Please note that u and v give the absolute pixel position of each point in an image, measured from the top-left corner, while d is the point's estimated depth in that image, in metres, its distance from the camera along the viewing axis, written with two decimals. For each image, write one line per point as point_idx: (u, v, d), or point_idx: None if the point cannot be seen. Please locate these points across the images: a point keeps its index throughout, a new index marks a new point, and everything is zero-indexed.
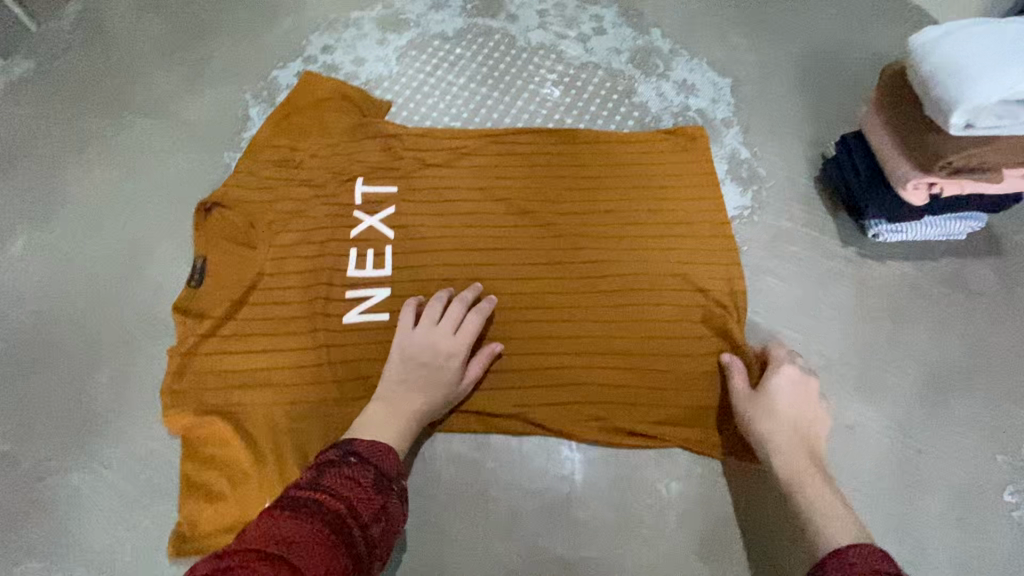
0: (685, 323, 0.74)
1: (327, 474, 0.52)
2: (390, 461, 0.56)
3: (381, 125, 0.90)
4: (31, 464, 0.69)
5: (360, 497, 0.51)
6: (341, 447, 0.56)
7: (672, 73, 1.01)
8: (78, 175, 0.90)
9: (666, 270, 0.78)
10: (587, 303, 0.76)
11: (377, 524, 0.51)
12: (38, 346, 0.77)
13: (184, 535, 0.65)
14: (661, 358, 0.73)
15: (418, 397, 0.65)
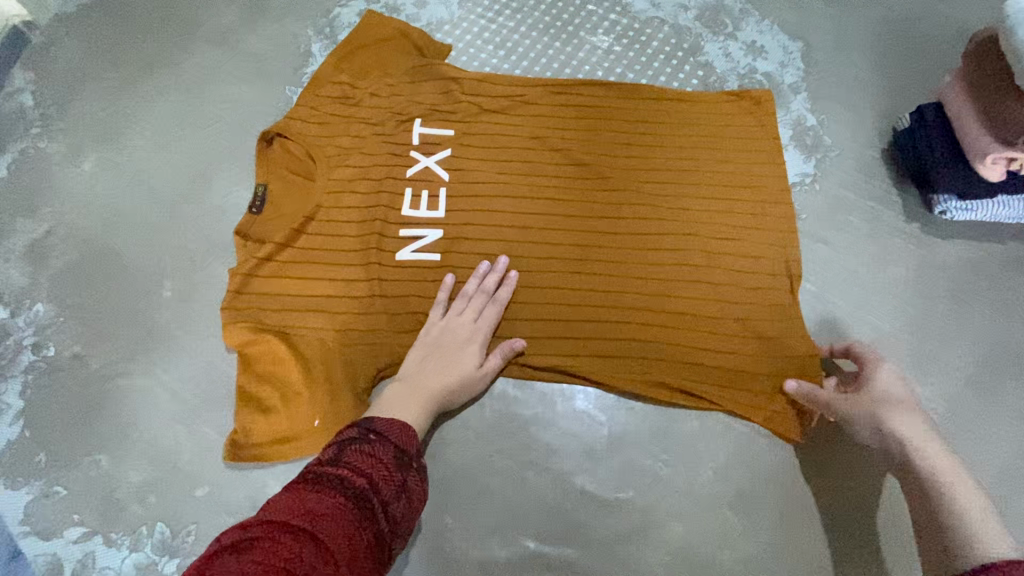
0: (738, 287, 0.74)
1: (347, 451, 0.51)
2: (410, 438, 0.55)
3: (441, 67, 0.89)
4: (101, 365, 0.74)
5: (380, 472, 0.50)
6: (360, 425, 0.55)
7: (740, 33, 0.97)
8: (146, 100, 0.93)
9: (722, 233, 0.77)
10: (639, 260, 0.75)
11: (399, 502, 0.51)
12: (107, 258, 0.81)
13: (238, 442, 0.68)
14: (709, 319, 0.72)
15: (438, 378, 0.67)
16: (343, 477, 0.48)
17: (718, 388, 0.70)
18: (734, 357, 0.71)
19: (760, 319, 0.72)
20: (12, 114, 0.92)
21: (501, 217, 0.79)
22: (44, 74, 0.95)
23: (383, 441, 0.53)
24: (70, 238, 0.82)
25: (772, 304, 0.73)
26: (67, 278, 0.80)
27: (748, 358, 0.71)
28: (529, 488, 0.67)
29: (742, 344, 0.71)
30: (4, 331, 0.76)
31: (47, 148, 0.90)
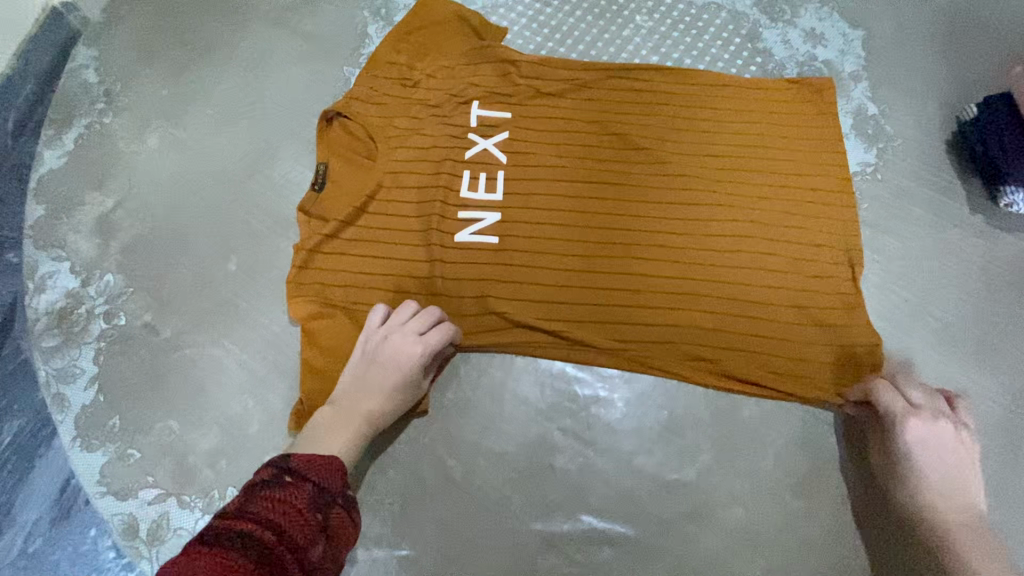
0: (799, 278, 0.73)
1: (256, 499, 0.52)
2: (331, 474, 0.57)
3: (499, 49, 0.88)
4: (172, 335, 0.76)
5: (297, 516, 0.51)
6: (275, 466, 0.56)
7: (799, 20, 0.96)
8: (207, 78, 0.95)
9: (783, 222, 0.76)
10: (698, 249, 0.74)
11: (318, 544, 0.52)
12: (174, 232, 0.83)
13: (302, 411, 0.70)
14: (770, 311, 0.72)
15: (369, 398, 0.66)
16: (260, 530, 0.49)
17: (778, 377, 0.70)
18: (797, 347, 0.70)
19: (823, 310, 0.72)
20: (78, 89, 0.94)
21: (558, 200, 0.78)
22: (106, 50, 0.97)
23: (300, 481, 0.55)
24: (137, 212, 0.84)
25: (836, 296, 0.72)
26: (136, 250, 0.82)
27: (811, 347, 0.70)
28: (590, 467, 0.69)
29: (804, 335, 0.71)
30: (78, 299, 0.79)
31: (112, 123, 0.92)
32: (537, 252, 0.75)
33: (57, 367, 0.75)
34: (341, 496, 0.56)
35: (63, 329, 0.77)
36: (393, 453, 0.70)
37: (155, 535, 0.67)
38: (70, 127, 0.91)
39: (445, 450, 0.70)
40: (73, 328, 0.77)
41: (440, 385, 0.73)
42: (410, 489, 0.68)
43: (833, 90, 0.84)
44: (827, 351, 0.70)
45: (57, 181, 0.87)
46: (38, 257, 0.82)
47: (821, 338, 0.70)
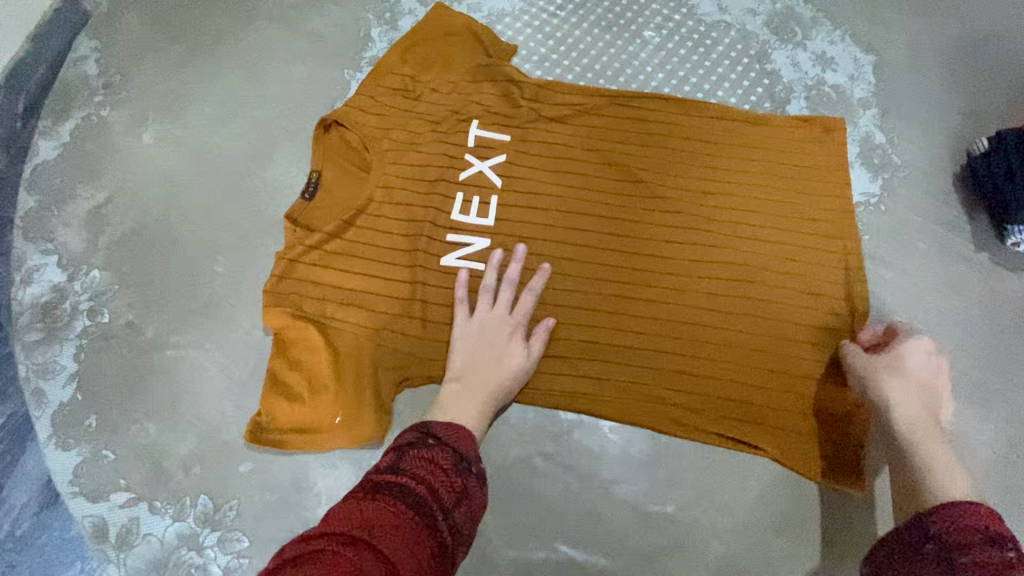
0: (791, 325, 0.72)
1: (409, 457, 0.52)
2: (470, 443, 0.57)
3: (503, 67, 0.87)
4: (154, 335, 0.75)
5: (440, 478, 0.51)
6: (419, 429, 0.56)
7: (810, 43, 0.94)
8: (207, 75, 0.94)
9: (777, 264, 0.74)
10: (691, 290, 0.74)
11: (461, 507, 0.51)
12: (163, 229, 0.82)
13: (261, 424, 0.69)
14: (756, 357, 0.70)
15: (488, 374, 0.67)
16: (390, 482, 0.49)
17: (759, 425, 0.69)
18: (779, 391, 0.69)
19: (807, 356, 0.70)
20: (78, 80, 0.94)
21: (551, 231, 0.78)
22: (108, 41, 0.97)
23: (442, 445, 0.55)
24: (129, 208, 0.84)
25: (825, 345, 0.71)
26: (124, 246, 0.81)
27: (792, 392, 0.69)
28: (570, 494, 0.68)
29: (784, 381, 0.70)
30: (62, 294, 0.78)
31: (110, 117, 0.91)
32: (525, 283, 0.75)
33: (37, 362, 0.74)
34: (477, 464, 0.56)
35: (46, 324, 0.76)
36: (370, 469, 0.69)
37: (124, 540, 0.66)
38: (67, 119, 0.91)
39: None
40: (56, 323, 0.76)
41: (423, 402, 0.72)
42: None
43: (846, 129, 0.84)
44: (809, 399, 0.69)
45: (51, 173, 0.87)
46: (26, 249, 0.81)
47: (802, 387, 0.69)
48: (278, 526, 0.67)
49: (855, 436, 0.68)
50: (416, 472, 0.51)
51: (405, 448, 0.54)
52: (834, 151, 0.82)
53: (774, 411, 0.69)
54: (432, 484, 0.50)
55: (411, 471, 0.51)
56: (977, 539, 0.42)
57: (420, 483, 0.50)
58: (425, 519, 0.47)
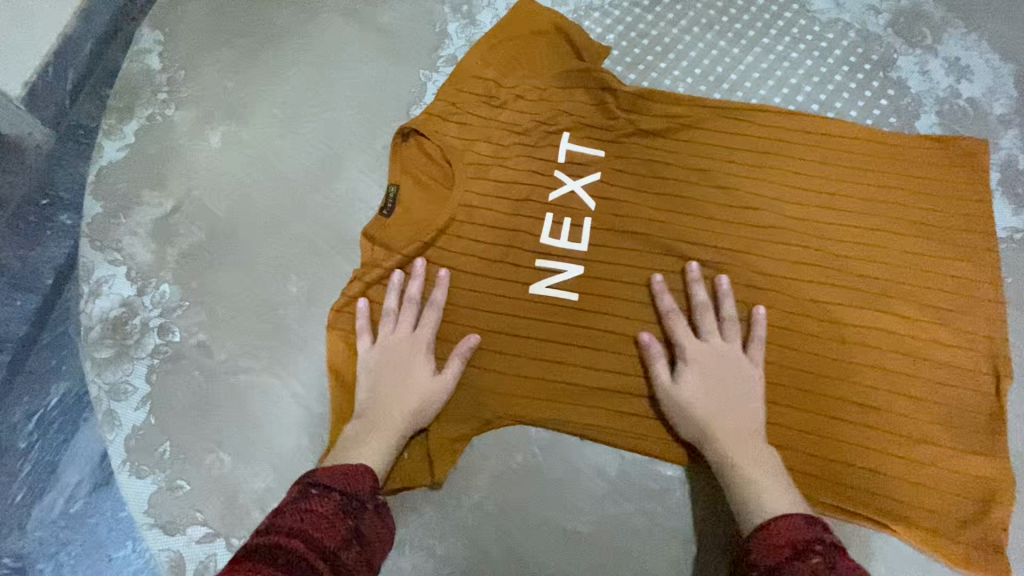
0: (916, 378, 0.66)
1: (304, 511, 0.50)
2: (356, 482, 0.54)
3: (598, 72, 0.80)
4: (226, 358, 0.72)
5: (323, 526, 0.49)
6: (305, 479, 0.53)
7: (941, 47, 0.84)
8: (273, 72, 0.88)
9: (904, 310, 0.68)
10: (807, 334, 0.68)
11: (351, 549, 0.50)
12: (232, 242, 0.78)
13: None
14: (877, 414, 0.65)
15: (393, 408, 0.63)
16: (275, 544, 0.46)
17: (877, 490, 0.63)
18: (900, 450, 0.64)
19: (928, 414, 0.65)
20: (140, 74, 0.89)
21: (651, 261, 0.72)
22: (171, 33, 0.91)
23: (326, 490, 0.52)
24: (196, 217, 0.80)
25: (956, 405, 0.65)
26: (193, 259, 0.77)
27: (915, 452, 0.64)
28: (672, 557, 0.63)
29: (905, 437, 0.64)
30: (131, 309, 0.75)
31: (175, 116, 0.86)
32: (623, 318, 0.69)
33: (108, 381, 0.72)
34: (371, 501, 0.54)
35: (116, 341, 0.73)
36: (454, 517, 0.64)
37: None
38: (131, 117, 0.86)
39: (512, 519, 0.64)
40: (126, 339, 0.73)
41: (510, 446, 0.67)
42: (471, 557, 0.63)
43: (988, 153, 0.74)
44: (935, 462, 0.64)
45: (115, 177, 0.83)
46: (94, 258, 0.78)
47: (923, 446, 0.64)
48: None
49: (984, 505, 0.62)
50: (295, 526, 0.48)
51: (286, 501, 0.52)
52: (976, 179, 0.73)
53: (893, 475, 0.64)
54: (314, 537, 0.48)
55: (289, 526, 0.48)
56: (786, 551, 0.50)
57: (302, 537, 0.47)
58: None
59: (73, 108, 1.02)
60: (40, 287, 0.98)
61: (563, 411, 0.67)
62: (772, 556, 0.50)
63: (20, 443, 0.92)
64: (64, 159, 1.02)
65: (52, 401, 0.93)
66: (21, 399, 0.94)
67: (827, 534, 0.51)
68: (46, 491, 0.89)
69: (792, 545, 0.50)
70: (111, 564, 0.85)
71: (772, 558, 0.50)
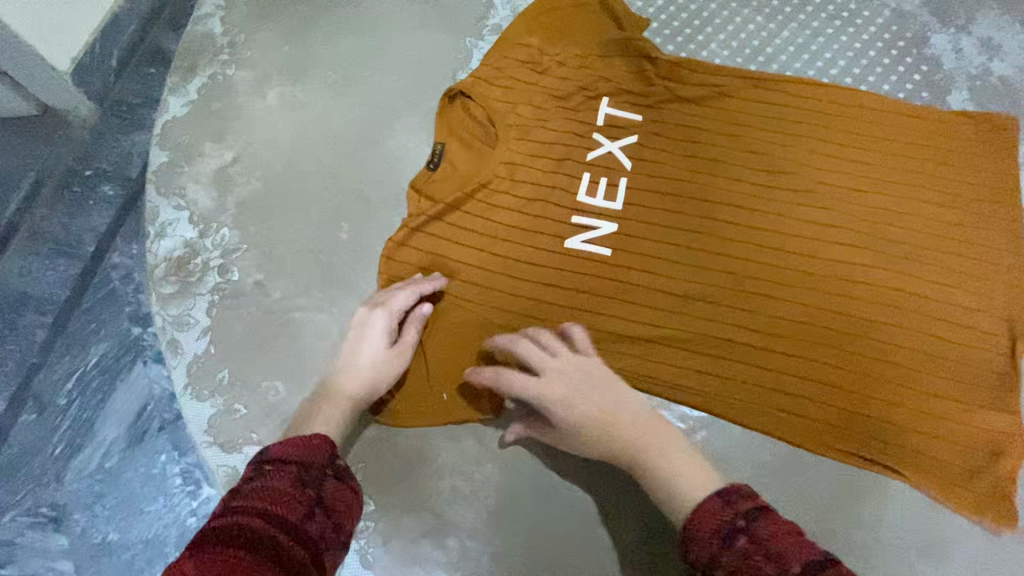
0: (938, 337, 0.68)
1: (251, 490, 0.51)
2: (308, 452, 0.56)
3: (638, 41, 0.83)
4: (281, 297, 0.77)
5: (283, 499, 0.51)
6: (257, 459, 0.56)
7: (974, 27, 0.86)
8: (328, 36, 0.93)
9: (929, 272, 0.71)
10: (830, 292, 0.71)
11: (312, 518, 0.52)
12: (288, 191, 0.83)
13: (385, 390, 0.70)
14: (898, 369, 0.68)
15: (355, 382, 0.66)
16: (236, 525, 0.48)
17: (897, 441, 0.66)
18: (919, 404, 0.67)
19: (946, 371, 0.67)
20: (202, 38, 0.95)
21: (681, 218, 0.75)
22: (231, 0, 0.97)
23: (281, 466, 0.55)
24: (254, 169, 0.85)
25: (977, 362, 0.67)
26: (252, 206, 0.83)
27: (933, 405, 0.67)
28: None
29: (922, 391, 0.67)
30: (194, 249, 0.81)
31: (234, 76, 0.92)
32: (654, 271, 0.73)
33: (171, 313, 0.77)
34: (331, 468, 0.57)
35: (179, 278, 0.79)
36: (493, 445, 0.69)
37: None
38: (195, 76, 0.92)
39: (547, 451, 0.68)
40: (189, 277, 0.79)
41: None
42: (507, 483, 0.67)
43: (1017, 129, 0.77)
44: (952, 415, 0.66)
45: (179, 130, 0.89)
46: (159, 204, 0.84)
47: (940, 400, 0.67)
48: (404, 494, 0.68)
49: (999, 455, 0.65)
50: (256, 506, 0.50)
51: (244, 483, 0.53)
52: (1004, 153, 0.75)
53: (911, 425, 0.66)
54: (274, 511, 0.50)
55: (248, 507, 0.50)
56: (715, 537, 0.51)
57: (265, 514, 0.49)
58: (275, 551, 0.47)
59: (117, 84, 1.11)
60: (82, 256, 1.06)
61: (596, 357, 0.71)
62: (708, 553, 0.51)
63: (60, 401, 0.99)
64: (107, 133, 1.10)
65: (92, 362, 1.01)
66: (63, 358, 1.02)
67: (741, 507, 0.53)
68: (82, 448, 0.96)
69: (718, 533, 0.51)
70: (142, 516, 0.93)
71: (706, 553, 0.51)
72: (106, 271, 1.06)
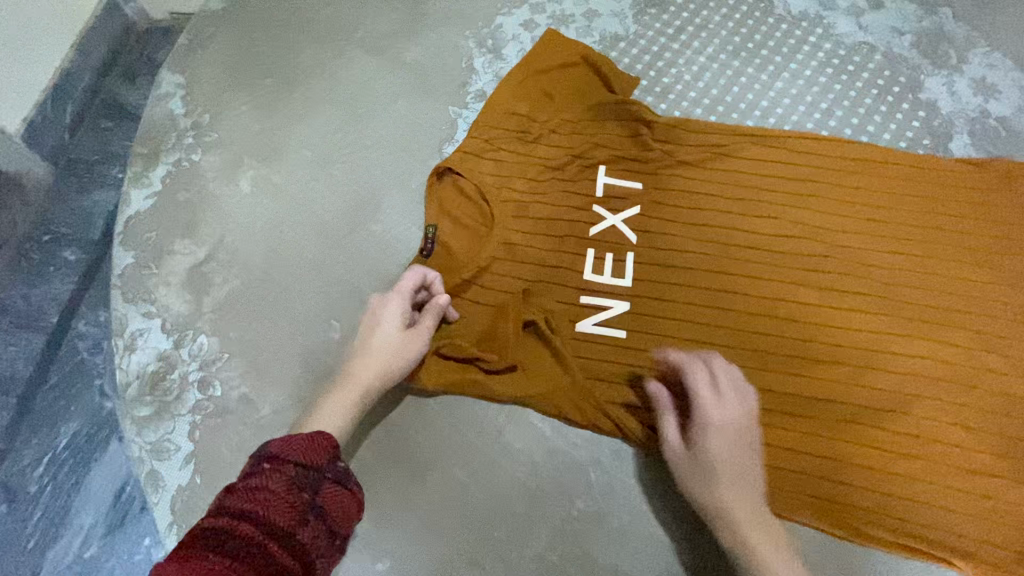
0: (973, 407, 0.65)
1: (248, 489, 0.50)
2: (313, 454, 0.55)
3: (631, 104, 0.80)
4: (271, 411, 0.70)
5: (276, 503, 0.50)
6: (258, 452, 0.54)
7: (966, 67, 0.84)
8: (301, 110, 0.87)
9: (957, 336, 0.68)
10: (857, 365, 0.67)
11: (308, 522, 0.51)
12: (269, 289, 0.76)
13: (399, 514, 0.65)
14: (936, 446, 0.64)
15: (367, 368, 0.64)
16: (231, 525, 0.47)
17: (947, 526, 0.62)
18: (963, 481, 0.64)
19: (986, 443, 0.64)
20: (164, 119, 0.88)
21: (694, 293, 0.71)
22: (192, 76, 0.91)
23: (281, 465, 0.53)
24: (230, 265, 0.78)
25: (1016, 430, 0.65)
26: (231, 309, 0.75)
27: (977, 483, 0.63)
28: None
29: (963, 468, 0.64)
30: (169, 363, 0.73)
31: (202, 161, 0.85)
32: (672, 354, 0.69)
33: (149, 441, 0.70)
34: (328, 471, 0.56)
35: (155, 397, 0.72)
36: (518, 568, 0.62)
37: None
38: (158, 163, 0.85)
39: (579, 569, 0.62)
40: (166, 396, 0.72)
41: (570, 492, 0.65)
42: None
43: None
44: (998, 493, 0.63)
45: (144, 225, 0.81)
46: (127, 311, 0.77)
47: (983, 477, 0.64)
48: None
49: None
50: (247, 508, 0.49)
51: (239, 478, 0.52)
52: (1017, 202, 0.73)
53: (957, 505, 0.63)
54: (265, 516, 0.49)
55: (240, 507, 0.49)
56: None
57: (254, 519, 0.48)
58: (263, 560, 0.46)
59: (73, 142, 1.08)
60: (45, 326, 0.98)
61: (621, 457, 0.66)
62: None
63: (30, 488, 0.90)
64: (68, 196, 1.05)
65: (61, 444, 0.92)
66: (30, 440, 0.92)
67: None
68: (59, 537, 0.87)
69: None
70: None
71: None
72: (72, 341, 0.97)
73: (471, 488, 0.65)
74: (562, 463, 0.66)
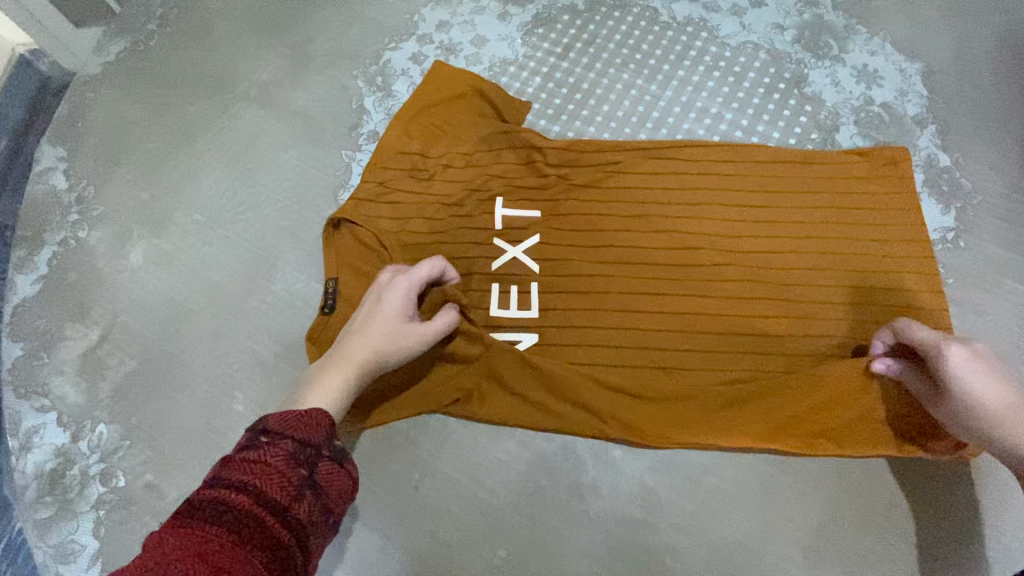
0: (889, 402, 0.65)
1: (236, 467, 0.44)
2: (312, 427, 0.48)
3: (521, 132, 0.79)
4: (178, 495, 0.68)
5: (271, 476, 0.44)
6: (251, 428, 0.47)
7: (848, 56, 0.86)
8: (191, 172, 0.85)
9: (864, 329, 0.68)
10: (768, 369, 0.67)
11: (305, 499, 0.45)
12: (168, 365, 0.74)
13: None
14: (859, 444, 0.63)
15: (363, 337, 0.59)
16: (211, 504, 0.41)
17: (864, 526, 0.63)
18: (873, 475, 0.64)
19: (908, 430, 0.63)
20: (45, 197, 0.83)
21: (602, 316, 0.70)
22: (74, 147, 0.87)
23: (278, 439, 0.46)
24: (126, 346, 0.75)
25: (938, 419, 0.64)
26: (129, 392, 0.73)
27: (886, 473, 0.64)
28: None
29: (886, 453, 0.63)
30: (68, 458, 0.70)
31: (89, 237, 0.81)
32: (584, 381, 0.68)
33: (53, 544, 0.66)
34: (327, 448, 0.49)
35: (54, 497, 0.68)
36: None
37: None
38: (42, 246, 0.81)
39: None
40: (66, 495, 0.68)
41: (489, 541, 0.64)
42: None
43: (909, 160, 0.76)
44: (907, 485, 0.64)
45: (31, 315, 0.77)
46: (20, 408, 0.73)
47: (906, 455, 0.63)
48: None
49: (962, 516, 0.62)
50: (241, 480, 0.43)
51: (233, 452, 0.46)
52: (902, 188, 0.74)
53: (868, 499, 0.64)
54: (259, 490, 0.42)
55: (234, 481, 0.43)
56: None
57: (251, 489, 0.42)
58: (262, 535, 0.40)
59: None
60: None
61: (538, 498, 0.65)
62: None
63: None
64: None
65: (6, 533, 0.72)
66: None
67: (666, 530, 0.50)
68: None
69: None
70: None
71: None
72: None
73: (389, 548, 0.64)
74: (479, 510, 0.65)
